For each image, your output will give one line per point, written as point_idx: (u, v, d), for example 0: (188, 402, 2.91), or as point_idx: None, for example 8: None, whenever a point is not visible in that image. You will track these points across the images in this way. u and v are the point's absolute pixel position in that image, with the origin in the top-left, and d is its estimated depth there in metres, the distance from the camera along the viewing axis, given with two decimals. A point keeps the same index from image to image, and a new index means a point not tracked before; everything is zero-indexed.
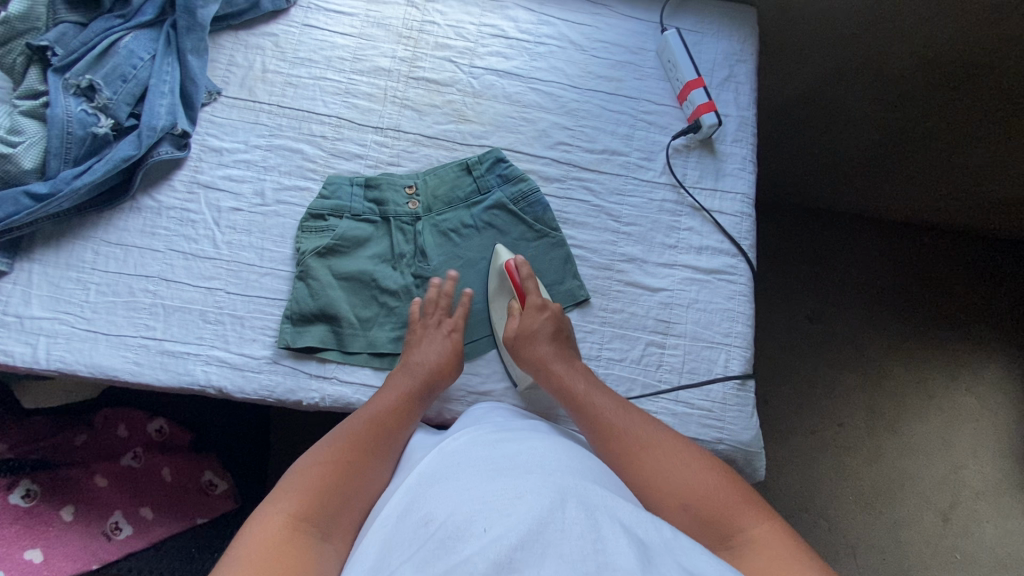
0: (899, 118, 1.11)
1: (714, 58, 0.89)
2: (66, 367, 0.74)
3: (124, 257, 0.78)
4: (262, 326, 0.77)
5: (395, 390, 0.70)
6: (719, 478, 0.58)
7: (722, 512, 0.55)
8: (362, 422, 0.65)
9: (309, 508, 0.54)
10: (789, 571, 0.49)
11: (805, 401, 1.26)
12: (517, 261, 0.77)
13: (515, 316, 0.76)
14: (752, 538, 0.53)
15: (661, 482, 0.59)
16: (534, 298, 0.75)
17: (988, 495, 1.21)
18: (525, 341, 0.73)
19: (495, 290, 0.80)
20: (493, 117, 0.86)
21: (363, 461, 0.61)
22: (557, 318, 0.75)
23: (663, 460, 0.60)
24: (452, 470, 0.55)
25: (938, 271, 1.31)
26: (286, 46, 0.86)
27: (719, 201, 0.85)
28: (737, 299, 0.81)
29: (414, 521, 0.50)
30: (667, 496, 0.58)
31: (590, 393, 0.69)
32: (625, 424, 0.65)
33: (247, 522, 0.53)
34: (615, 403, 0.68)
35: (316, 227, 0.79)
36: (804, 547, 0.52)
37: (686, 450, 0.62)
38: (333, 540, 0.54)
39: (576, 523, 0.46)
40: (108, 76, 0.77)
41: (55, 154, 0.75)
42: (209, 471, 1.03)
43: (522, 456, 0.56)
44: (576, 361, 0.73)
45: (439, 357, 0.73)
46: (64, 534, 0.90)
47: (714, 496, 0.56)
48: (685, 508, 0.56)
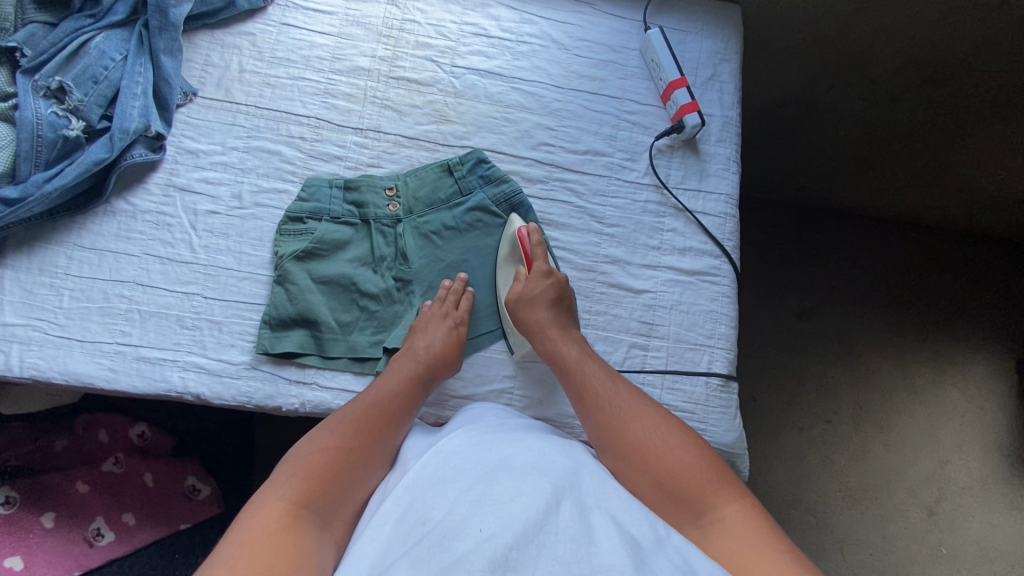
0: (884, 115, 1.11)
1: (698, 57, 0.89)
2: (40, 374, 0.72)
3: (99, 262, 0.76)
4: (240, 331, 0.76)
5: (398, 377, 0.70)
6: (701, 458, 0.59)
7: (697, 490, 0.56)
8: (363, 408, 0.65)
9: (309, 497, 0.55)
10: (755, 560, 0.50)
11: (792, 398, 1.27)
12: (528, 228, 0.78)
13: (520, 281, 0.77)
14: (722, 519, 0.54)
15: (642, 455, 0.60)
16: (540, 265, 0.76)
17: (973, 489, 1.22)
18: (524, 305, 0.74)
19: (506, 257, 0.80)
20: (474, 117, 0.85)
21: (363, 450, 0.61)
22: (560, 286, 0.75)
23: (646, 435, 0.61)
24: (448, 471, 0.54)
25: (921, 256, 1.32)
26: (264, 45, 0.85)
27: (702, 202, 0.84)
28: (720, 300, 0.81)
29: (410, 519, 0.50)
30: (645, 468, 0.59)
31: (581, 358, 0.70)
32: (614, 395, 0.66)
33: (244, 511, 0.53)
34: (605, 374, 0.69)
35: (294, 230, 0.78)
36: (775, 531, 0.53)
37: (673, 425, 0.62)
38: (331, 529, 0.55)
39: (570, 524, 0.47)
40: (79, 78, 0.75)
41: (25, 157, 0.73)
42: (192, 477, 1.01)
43: (517, 456, 0.55)
44: (572, 331, 0.74)
45: (445, 339, 0.73)
46: (45, 541, 0.89)
47: (692, 474, 0.57)
48: (658, 484, 0.58)
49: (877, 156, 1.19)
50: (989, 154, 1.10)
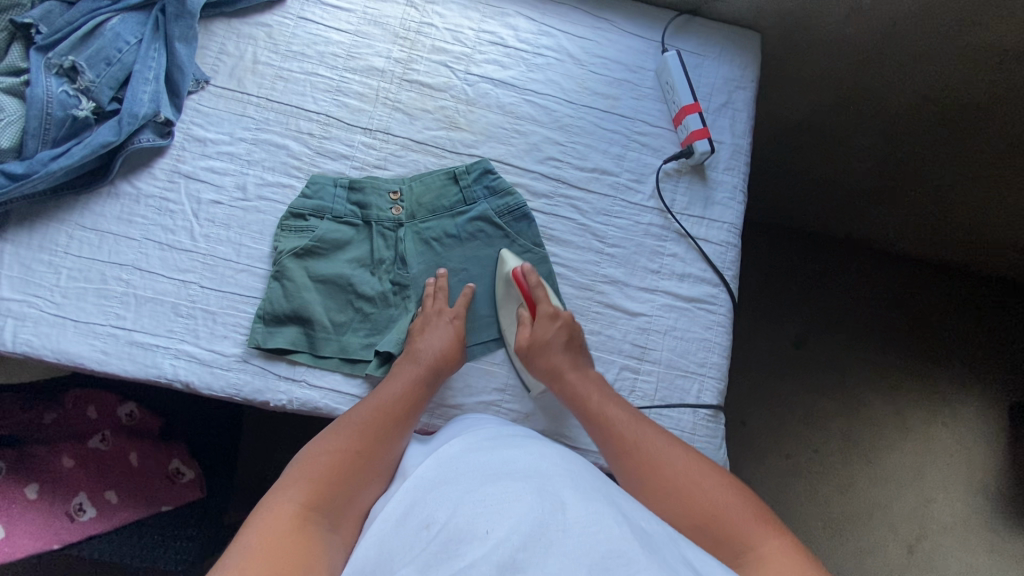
0: (896, 151, 1.11)
1: (713, 83, 0.88)
2: (32, 351, 0.73)
3: (99, 243, 0.77)
4: (234, 323, 0.76)
5: (402, 382, 0.70)
6: (731, 496, 0.58)
7: (731, 529, 0.55)
8: (368, 414, 0.65)
9: (317, 498, 0.55)
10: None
11: (781, 425, 1.27)
12: (524, 269, 0.78)
13: (527, 326, 0.77)
14: (762, 556, 0.52)
15: (670, 497, 0.60)
16: (546, 307, 0.76)
17: (955, 530, 1.22)
18: (539, 351, 0.74)
19: (504, 298, 0.80)
20: (484, 127, 0.85)
21: (369, 453, 0.61)
22: (570, 328, 0.75)
23: (672, 476, 0.61)
24: (452, 476, 0.54)
25: (924, 294, 1.32)
26: (280, 38, 0.85)
27: (705, 229, 0.84)
28: (715, 329, 0.81)
29: (414, 524, 0.49)
30: (682, 512, 0.58)
31: (604, 403, 0.71)
32: (640, 438, 0.66)
33: (253, 513, 0.53)
34: (631, 418, 0.69)
35: (296, 226, 0.78)
36: (821, 570, 0.51)
37: (699, 465, 0.62)
38: (340, 532, 0.55)
39: (578, 521, 0.46)
40: (92, 59, 0.75)
41: (33, 134, 0.73)
42: (177, 459, 1.02)
43: (520, 460, 0.55)
44: (590, 371, 0.75)
45: (446, 339, 0.74)
46: (27, 512, 0.89)
47: (724, 512, 0.57)
48: (696, 525, 0.57)
49: (885, 190, 1.19)
50: (998, 198, 1.10)
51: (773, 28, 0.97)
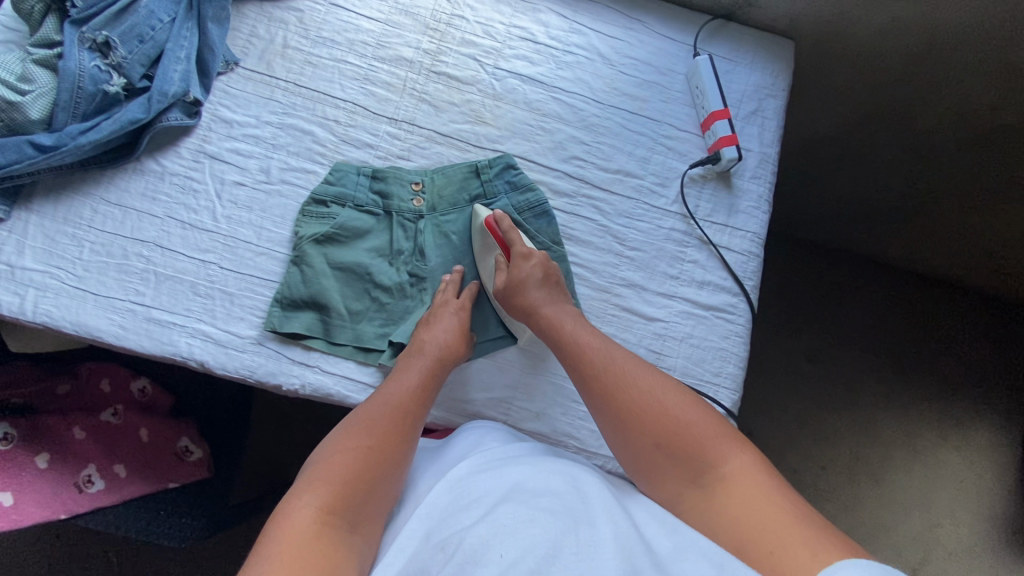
0: (925, 172, 1.09)
1: (744, 89, 0.87)
2: (51, 322, 0.73)
3: (122, 218, 0.77)
4: (251, 306, 0.76)
5: (412, 375, 0.68)
6: (699, 417, 0.58)
7: (695, 450, 0.56)
8: (380, 410, 0.64)
9: (335, 500, 0.54)
10: (758, 514, 0.50)
11: (788, 439, 1.25)
12: (497, 216, 0.77)
13: (503, 270, 0.75)
14: (724, 478, 0.54)
15: (636, 420, 0.59)
16: (519, 248, 0.74)
17: (960, 556, 1.20)
18: (515, 291, 0.73)
19: (481, 248, 0.79)
20: (510, 122, 0.84)
21: (385, 447, 0.60)
22: (545, 266, 0.74)
23: (640, 399, 0.60)
24: (465, 499, 0.54)
25: (942, 317, 1.29)
26: (310, 23, 0.85)
27: (728, 237, 0.83)
28: (732, 339, 0.80)
29: (432, 547, 0.49)
30: (644, 432, 0.59)
31: (576, 329, 0.69)
32: (608, 361, 0.65)
33: (271, 521, 0.52)
34: (602, 343, 0.67)
35: (317, 212, 0.78)
36: (775, 480, 0.53)
37: (667, 386, 0.62)
38: (360, 531, 0.55)
39: (588, 541, 0.48)
40: (125, 35, 0.75)
41: (63, 107, 0.74)
42: (186, 438, 1.02)
43: (529, 477, 0.56)
44: (566, 305, 0.73)
45: (451, 329, 0.73)
46: (36, 481, 0.89)
47: (690, 435, 0.57)
48: (657, 445, 0.58)
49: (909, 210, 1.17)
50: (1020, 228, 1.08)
51: (807, 37, 0.95)
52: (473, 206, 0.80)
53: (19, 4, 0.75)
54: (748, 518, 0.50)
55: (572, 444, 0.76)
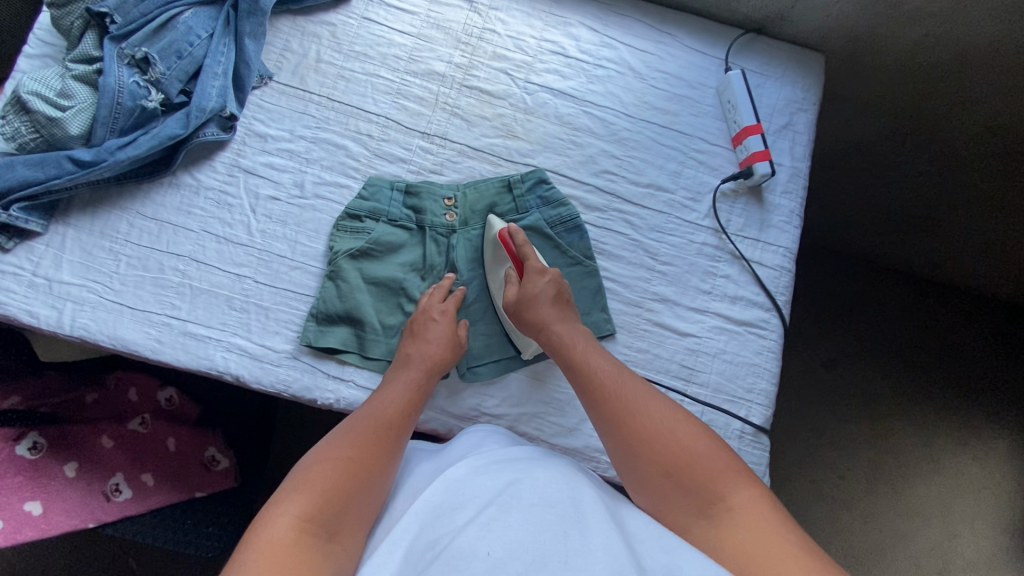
0: (953, 182, 1.08)
1: (775, 103, 0.87)
2: (89, 336, 0.74)
3: (158, 232, 0.78)
4: (286, 320, 0.76)
5: (398, 388, 0.69)
6: (706, 446, 0.58)
7: (704, 480, 0.56)
8: (364, 421, 0.64)
9: (316, 509, 0.53)
10: (767, 549, 0.49)
11: (808, 449, 1.25)
12: (512, 230, 0.76)
13: (514, 283, 0.75)
14: (732, 510, 0.53)
15: (648, 448, 0.59)
16: (534, 264, 0.74)
17: (979, 567, 1.19)
18: (527, 305, 0.72)
19: (492, 260, 0.79)
20: (541, 136, 0.84)
21: (368, 457, 0.60)
22: (557, 283, 0.74)
23: (651, 425, 0.60)
24: (458, 500, 0.54)
25: (962, 328, 1.28)
26: (343, 37, 0.85)
27: (760, 252, 0.83)
28: (765, 354, 0.80)
29: (422, 545, 0.50)
30: (655, 460, 0.58)
31: (588, 353, 0.69)
32: (620, 386, 0.65)
33: (251, 528, 0.51)
34: (613, 368, 0.67)
35: (351, 227, 0.79)
36: (787, 521, 0.52)
37: (677, 414, 0.62)
38: (340, 541, 0.53)
39: (578, 551, 0.47)
40: (164, 51, 0.76)
41: (102, 122, 0.74)
42: (213, 447, 1.02)
43: (524, 483, 0.55)
44: (575, 322, 0.73)
45: (436, 340, 0.72)
46: (64, 490, 0.90)
47: (699, 463, 0.57)
48: (668, 475, 0.57)
49: (932, 222, 1.16)
50: None
51: (836, 50, 0.95)
52: (489, 216, 0.79)
53: (59, 20, 0.76)
54: (757, 551, 0.49)
55: (604, 460, 0.77)
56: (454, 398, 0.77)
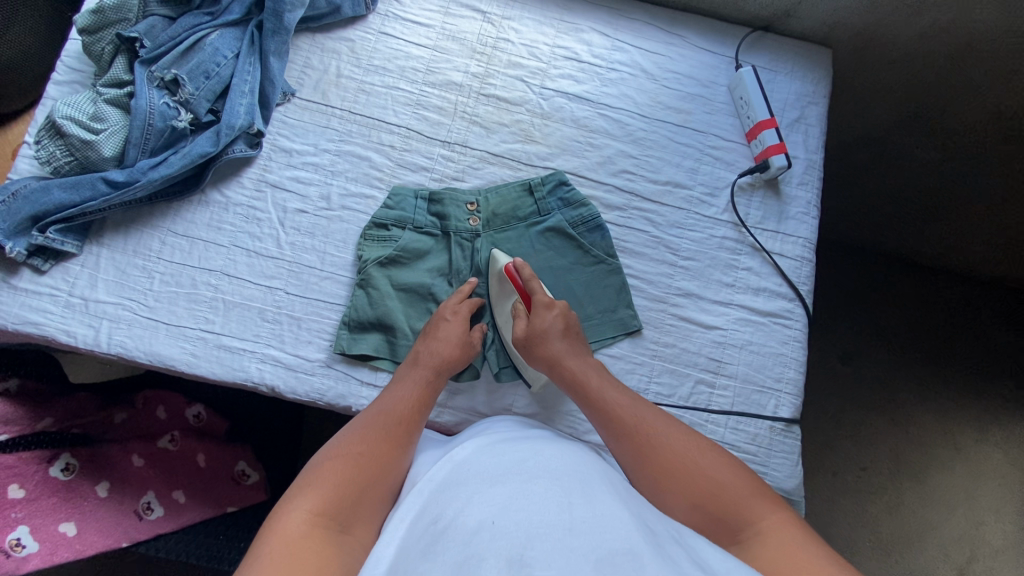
0: (959, 167, 1.09)
1: (786, 98, 0.89)
2: (126, 352, 0.75)
3: (189, 249, 0.79)
4: (318, 330, 0.78)
5: (407, 386, 0.69)
6: (730, 476, 0.58)
7: (731, 508, 0.56)
8: (373, 419, 0.65)
9: (326, 503, 0.55)
10: (800, 567, 0.49)
11: (830, 441, 1.25)
12: (517, 265, 0.77)
13: (523, 317, 0.75)
14: (762, 533, 0.53)
15: (672, 479, 0.59)
16: (541, 298, 0.75)
17: (1009, 554, 1.17)
18: (536, 342, 0.72)
19: (498, 295, 0.80)
20: (559, 140, 0.86)
21: (377, 452, 0.61)
22: (566, 316, 0.75)
23: (674, 460, 0.60)
24: (462, 477, 0.56)
25: (980, 313, 1.28)
26: (362, 52, 0.87)
27: (780, 244, 0.84)
28: (790, 344, 0.81)
29: (426, 520, 0.51)
30: (681, 490, 0.58)
31: (603, 386, 0.69)
32: (637, 418, 0.65)
33: (266, 523, 0.53)
34: (627, 399, 0.67)
35: (378, 236, 0.80)
36: (814, 540, 0.52)
37: (697, 445, 0.62)
38: (352, 533, 0.55)
39: (584, 519, 0.47)
40: (192, 72, 0.79)
41: (134, 143, 0.76)
42: (243, 462, 1.03)
43: (530, 460, 0.56)
44: (586, 356, 0.74)
45: (447, 340, 0.73)
46: (98, 510, 0.89)
47: (724, 493, 0.57)
48: (695, 505, 0.57)
49: (944, 209, 1.17)
50: None
51: (840, 44, 0.97)
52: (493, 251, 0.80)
53: (90, 46, 0.78)
54: (792, 568, 0.49)
55: None
56: (485, 399, 0.78)
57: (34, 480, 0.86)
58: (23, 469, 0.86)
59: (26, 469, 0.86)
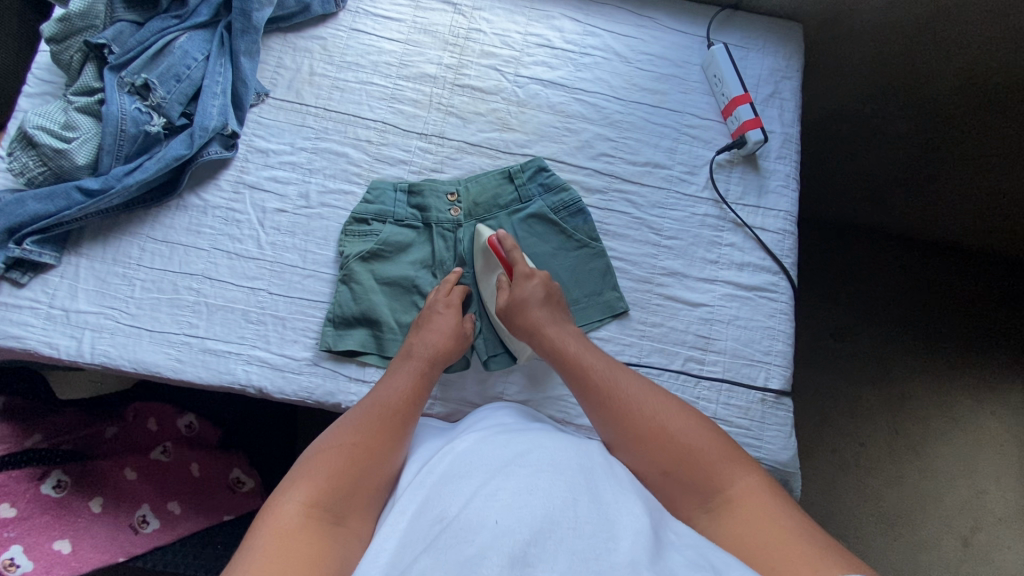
0: (935, 137, 1.11)
1: (759, 74, 0.89)
2: (110, 362, 0.74)
3: (170, 254, 0.79)
4: (303, 328, 0.77)
5: (402, 376, 0.69)
6: (703, 439, 0.58)
7: (705, 471, 0.56)
8: (368, 410, 0.64)
9: (321, 495, 0.54)
10: (763, 536, 0.50)
11: (827, 419, 1.25)
12: (500, 235, 0.77)
13: (505, 288, 0.76)
14: (732, 500, 0.54)
15: (649, 443, 0.59)
16: (521, 268, 0.75)
17: (1011, 521, 1.18)
18: (517, 309, 0.73)
19: (483, 268, 0.80)
20: (536, 126, 0.86)
21: (373, 445, 0.60)
22: (546, 285, 0.75)
23: (649, 424, 0.60)
24: (464, 469, 0.55)
25: (968, 282, 1.28)
26: (334, 49, 0.87)
27: (761, 218, 0.84)
28: (777, 317, 0.81)
29: (429, 517, 0.50)
30: (655, 455, 0.58)
31: (579, 352, 0.69)
32: (616, 386, 0.64)
33: (259, 516, 0.52)
34: (606, 365, 0.67)
35: (359, 231, 0.80)
36: (786, 503, 0.53)
37: (674, 407, 0.61)
38: (347, 525, 0.54)
39: (588, 522, 0.47)
40: (163, 75, 0.78)
41: (108, 150, 0.76)
42: (237, 469, 1.02)
43: (534, 452, 0.55)
44: (568, 325, 0.73)
45: (441, 331, 0.73)
46: (92, 525, 0.88)
47: (698, 454, 0.57)
48: (668, 470, 0.57)
49: (924, 179, 1.17)
50: None
51: (812, 16, 0.97)
52: (477, 224, 0.80)
53: (58, 55, 0.78)
54: (758, 542, 0.50)
55: None
56: (477, 387, 0.78)
57: (25, 499, 0.85)
58: (14, 488, 0.85)
59: (16, 488, 0.85)
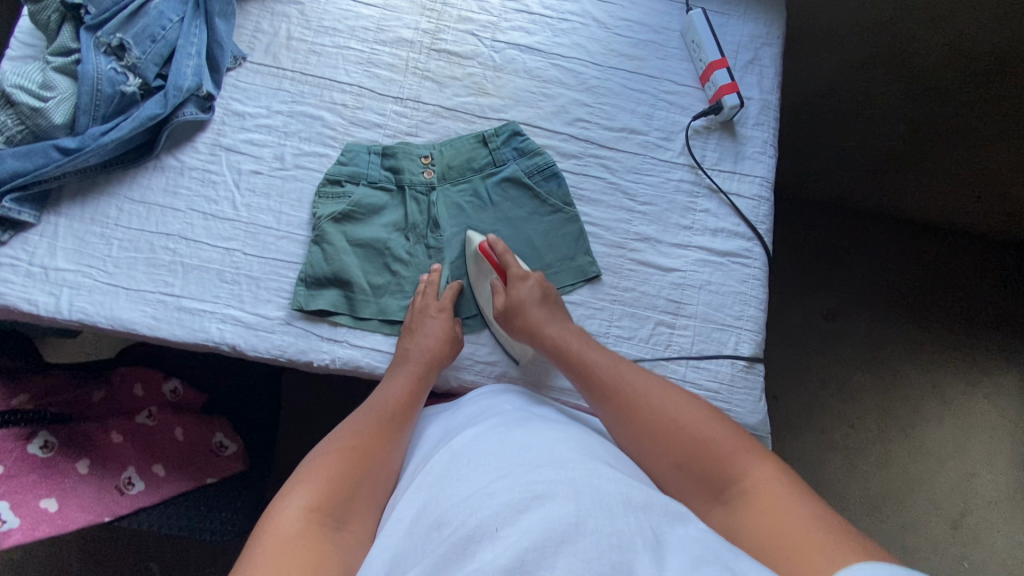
0: (933, 112, 1.09)
1: (739, 40, 0.88)
2: (87, 318, 0.76)
3: (147, 214, 0.80)
4: (276, 288, 0.78)
5: (399, 380, 0.69)
6: (717, 431, 0.58)
7: (714, 464, 0.56)
8: (367, 416, 0.65)
9: (321, 499, 0.54)
10: (779, 527, 0.49)
11: (814, 401, 1.24)
12: (490, 240, 0.78)
13: (500, 294, 0.76)
14: (746, 491, 0.53)
15: (656, 440, 0.59)
16: (515, 271, 0.76)
17: (1000, 504, 1.17)
18: (515, 312, 0.73)
19: (477, 275, 0.81)
20: (512, 91, 0.86)
21: (371, 449, 0.61)
22: (542, 285, 0.76)
23: (656, 417, 0.60)
24: (463, 470, 0.53)
25: (962, 264, 1.26)
26: (311, 14, 0.87)
27: (737, 184, 0.84)
28: (750, 282, 0.80)
29: (428, 523, 0.49)
30: (663, 453, 0.58)
31: (583, 350, 0.69)
32: (624, 383, 0.64)
33: (260, 521, 0.52)
34: (610, 362, 0.67)
35: (333, 192, 0.80)
36: (801, 492, 0.52)
37: (678, 399, 0.61)
38: (348, 528, 0.54)
39: (591, 513, 0.45)
40: (137, 36, 0.79)
41: (84, 110, 0.77)
42: (220, 434, 1.03)
43: (532, 448, 0.54)
44: (567, 323, 0.74)
45: (434, 334, 0.73)
46: (78, 486, 0.89)
47: (709, 448, 0.56)
48: (679, 466, 0.57)
49: (921, 158, 1.16)
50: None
51: None
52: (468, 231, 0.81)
53: (36, 16, 0.79)
54: (773, 531, 0.49)
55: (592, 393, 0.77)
56: None
57: (12, 457, 0.86)
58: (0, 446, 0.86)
59: (4, 447, 0.87)
